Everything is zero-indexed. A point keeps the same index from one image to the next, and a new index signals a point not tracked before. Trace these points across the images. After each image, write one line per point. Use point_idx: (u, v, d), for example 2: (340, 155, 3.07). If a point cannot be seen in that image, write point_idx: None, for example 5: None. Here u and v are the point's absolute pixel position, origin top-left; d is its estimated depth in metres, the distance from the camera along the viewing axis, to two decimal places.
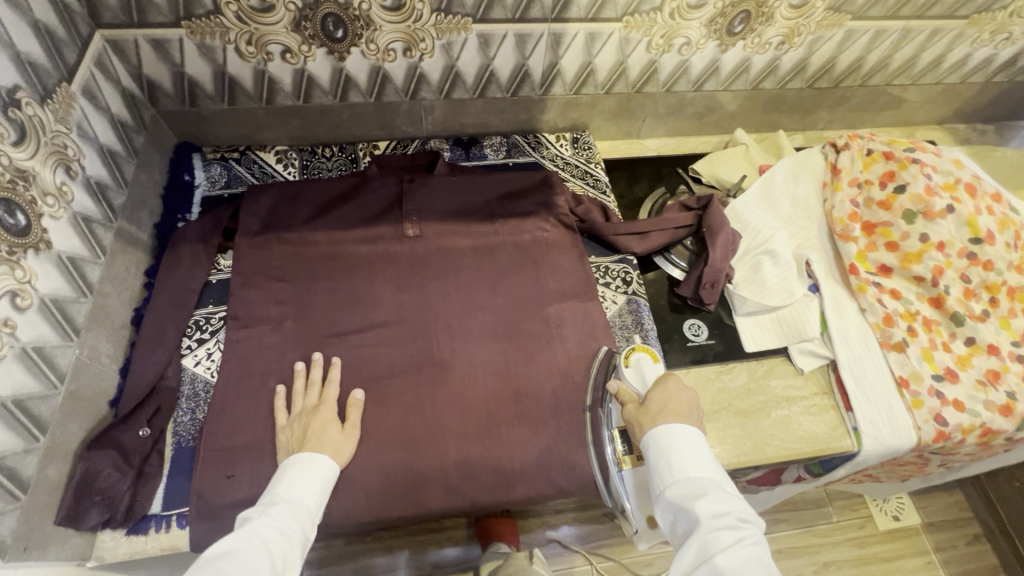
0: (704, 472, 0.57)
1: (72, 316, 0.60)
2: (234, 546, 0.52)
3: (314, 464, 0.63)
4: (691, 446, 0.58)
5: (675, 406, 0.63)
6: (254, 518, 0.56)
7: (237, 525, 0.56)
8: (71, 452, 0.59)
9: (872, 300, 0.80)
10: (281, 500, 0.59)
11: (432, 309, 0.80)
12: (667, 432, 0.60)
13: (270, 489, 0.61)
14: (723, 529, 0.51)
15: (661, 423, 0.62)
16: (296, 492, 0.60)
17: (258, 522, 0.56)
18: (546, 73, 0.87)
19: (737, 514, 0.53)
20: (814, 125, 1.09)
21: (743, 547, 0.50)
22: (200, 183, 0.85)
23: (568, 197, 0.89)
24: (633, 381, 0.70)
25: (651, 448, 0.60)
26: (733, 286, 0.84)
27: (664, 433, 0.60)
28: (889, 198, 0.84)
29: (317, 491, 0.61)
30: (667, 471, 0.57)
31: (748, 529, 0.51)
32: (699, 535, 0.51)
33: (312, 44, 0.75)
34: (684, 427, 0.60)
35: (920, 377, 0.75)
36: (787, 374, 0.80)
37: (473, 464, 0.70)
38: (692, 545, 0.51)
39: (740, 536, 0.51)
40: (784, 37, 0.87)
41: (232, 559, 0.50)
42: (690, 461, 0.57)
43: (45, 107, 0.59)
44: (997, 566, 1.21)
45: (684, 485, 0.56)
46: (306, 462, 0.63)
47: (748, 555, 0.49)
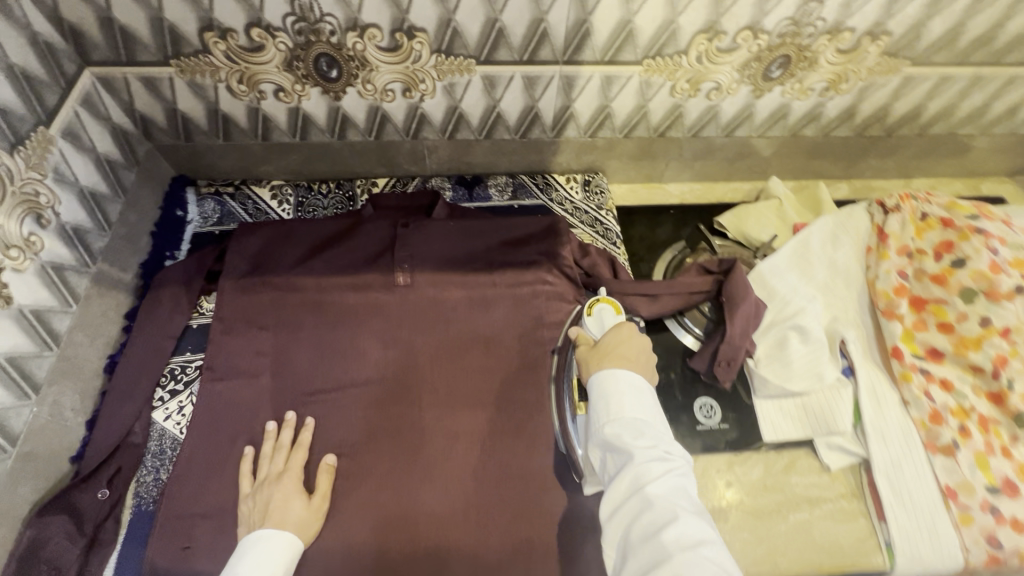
0: (639, 412, 0.55)
1: (31, 373, 0.58)
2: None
3: (270, 544, 0.57)
4: (629, 384, 0.57)
5: (624, 351, 0.62)
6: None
7: None
8: (19, 519, 0.57)
9: (917, 393, 0.70)
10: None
11: (419, 367, 0.73)
12: (608, 376, 0.58)
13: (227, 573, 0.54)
14: (653, 461, 0.51)
15: (605, 365, 0.60)
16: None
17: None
18: (558, 115, 0.80)
19: (667, 447, 0.53)
20: (862, 174, 0.98)
21: (672, 478, 0.50)
22: (193, 219, 0.83)
23: (573, 247, 0.81)
24: (592, 328, 0.70)
25: (593, 390, 0.59)
26: (753, 362, 0.74)
27: (606, 378, 0.58)
28: (944, 272, 0.74)
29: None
30: (604, 413, 0.56)
31: (675, 461, 0.52)
32: (632, 469, 0.51)
33: (305, 83, 0.71)
34: (627, 373, 0.59)
35: (973, 490, 0.64)
36: (810, 471, 0.71)
37: (445, 551, 0.63)
38: (625, 477, 0.51)
39: (669, 467, 0.51)
40: (829, 83, 0.77)
41: None
42: (627, 401, 0.56)
43: (15, 154, 0.56)
44: None
45: (619, 424, 0.54)
46: (262, 542, 0.57)
47: (675, 485, 0.50)
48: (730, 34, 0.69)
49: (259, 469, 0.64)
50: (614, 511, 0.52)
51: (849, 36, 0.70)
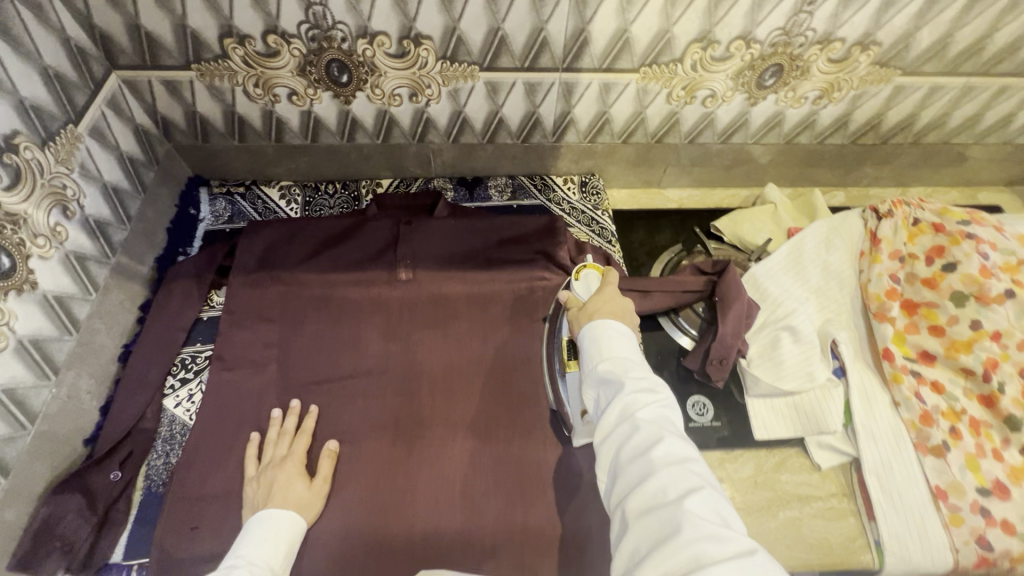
0: (630, 353, 0.57)
1: (52, 355, 0.61)
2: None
3: (275, 522, 0.59)
4: (619, 330, 0.59)
5: (610, 307, 0.64)
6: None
7: None
8: (35, 495, 0.59)
9: (908, 394, 0.71)
10: (243, 562, 0.55)
11: (419, 357, 0.76)
12: (600, 325, 0.60)
13: (231, 552, 0.56)
14: (643, 391, 0.52)
15: (596, 319, 0.62)
16: (259, 556, 0.56)
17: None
18: (559, 121, 0.83)
19: (656, 380, 0.54)
20: (857, 181, 0.99)
21: (662, 406, 0.51)
22: (205, 217, 0.87)
23: (571, 245, 0.83)
24: (580, 291, 0.74)
25: (586, 336, 0.60)
26: (746, 362, 0.75)
27: (599, 325, 0.60)
28: (935, 276, 0.75)
29: (280, 555, 0.57)
30: (597, 354, 0.58)
31: (663, 393, 0.53)
32: (621, 399, 0.52)
33: (317, 87, 0.75)
34: (617, 323, 0.61)
35: (963, 491, 0.65)
36: (800, 470, 0.72)
37: (441, 534, 0.65)
38: (615, 407, 0.52)
39: (658, 396, 0.52)
40: (822, 91, 0.79)
41: None
42: (618, 343, 0.58)
43: (46, 149, 0.60)
44: None
45: (610, 361, 0.56)
46: (267, 522, 0.59)
47: (663, 412, 0.51)
48: (723, 44, 0.71)
49: (266, 453, 0.66)
50: (604, 439, 0.52)
51: (840, 46, 0.72)
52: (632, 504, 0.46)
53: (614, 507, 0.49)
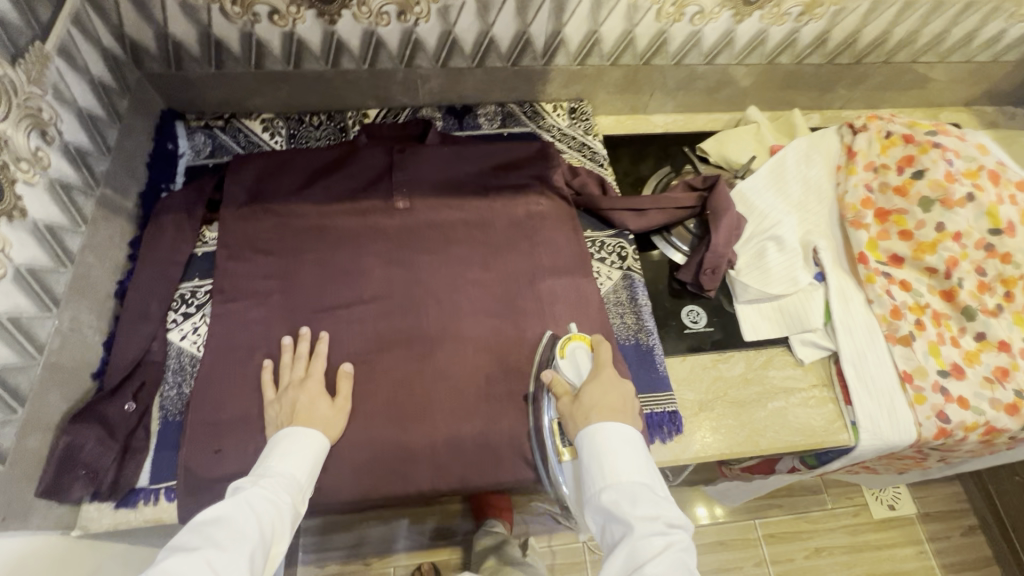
0: (636, 478, 0.56)
1: (51, 286, 0.59)
2: (226, 513, 0.52)
3: (303, 437, 0.61)
4: (624, 448, 0.58)
5: (611, 402, 0.62)
6: (246, 487, 0.55)
7: (231, 492, 0.56)
8: (53, 425, 0.58)
9: (880, 292, 0.77)
10: (272, 472, 0.57)
11: (422, 284, 0.77)
12: (600, 435, 0.58)
13: (263, 459, 0.59)
14: (652, 536, 0.51)
15: (594, 420, 0.60)
16: (285, 466, 0.58)
17: (249, 491, 0.54)
18: (549, 42, 0.82)
19: (666, 519, 0.53)
20: (831, 104, 1.03)
21: (672, 554, 0.50)
22: (184, 152, 0.83)
23: (564, 169, 0.86)
24: (568, 373, 0.68)
25: (586, 450, 0.59)
26: (735, 272, 0.80)
27: (600, 438, 0.58)
28: (905, 183, 0.80)
29: (307, 466, 0.59)
30: (601, 478, 0.57)
31: (674, 534, 0.52)
32: (629, 543, 0.51)
33: (301, 5, 0.72)
34: (618, 428, 0.59)
35: (926, 372, 0.72)
36: (786, 366, 0.78)
37: (462, 443, 0.68)
38: (623, 552, 0.51)
39: (668, 541, 0.51)
40: (804, 7, 0.82)
41: (224, 534, 0.50)
42: (624, 468, 0.56)
43: (17, 67, 0.56)
44: (976, 528, 1.32)
45: (616, 492, 0.55)
46: (294, 436, 0.61)
47: (674, 560, 0.50)
48: None
49: (283, 377, 0.67)
50: None
51: None
52: None
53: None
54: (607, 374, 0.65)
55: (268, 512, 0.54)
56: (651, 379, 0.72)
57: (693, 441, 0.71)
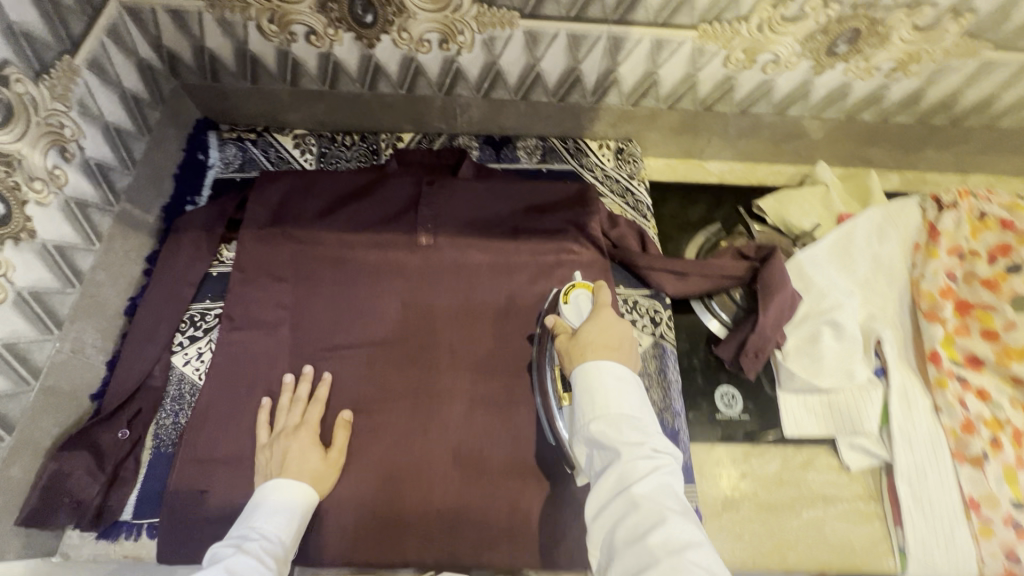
0: (627, 406, 0.50)
1: (54, 308, 0.58)
2: None
3: (291, 495, 0.57)
4: (616, 380, 0.52)
5: (607, 341, 0.56)
6: (228, 555, 0.50)
7: (208, 563, 0.50)
8: (42, 451, 0.57)
9: (951, 400, 0.67)
10: (254, 535, 0.53)
11: (437, 329, 0.72)
12: (593, 368, 0.52)
13: (244, 521, 0.55)
14: (640, 459, 0.46)
15: (589, 358, 0.54)
16: (270, 529, 0.54)
17: (232, 558, 0.49)
18: (601, 80, 0.75)
19: (655, 444, 0.48)
20: (915, 165, 0.91)
21: (661, 477, 0.46)
22: (214, 163, 0.80)
23: (603, 216, 0.78)
24: (570, 316, 0.65)
25: (577, 384, 0.53)
26: (781, 355, 0.71)
27: (591, 370, 0.52)
28: (998, 277, 0.70)
29: (293, 528, 0.56)
30: (589, 408, 0.51)
31: (663, 458, 0.47)
32: (616, 467, 0.47)
33: (339, 27, 0.68)
34: (615, 364, 0.53)
35: (997, 503, 0.62)
36: (827, 469, 0.69)
37: (458, 515, 0.63)
38: (610, 476, 0.47)
39: (656, 464, 0.46)
40: (898, 63, 0.71)
41: None
42: (615, 396, 0.50)
43: (40, 84, 0.54)
44: None
45: (604, 419, 0.50)
46: (281, 494, 0.57)
47: (662, 484, 0.45)
48: (797, 1, 0.63)
49: (277, 422, 0.64)
50: (598, 512, 0.47)
51: (929, 11, 0.64)
52: None
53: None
54: (607, 313, 0.60)
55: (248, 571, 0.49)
56: None
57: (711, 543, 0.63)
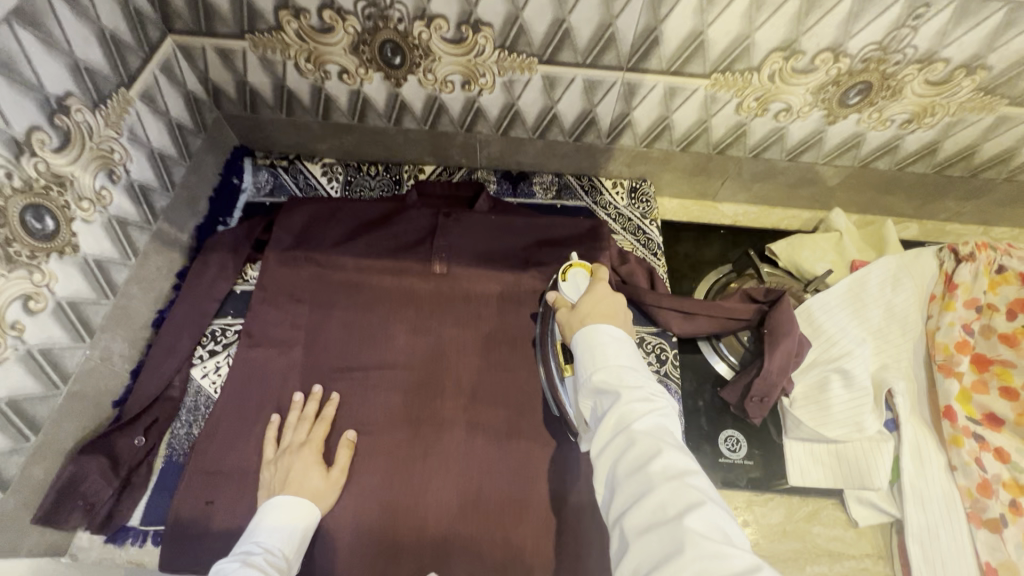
0: (625, 360, 0.53)
1: (88, 317, 0.62)
2: None
3: (293, 509, 0.59)
4: (613, 339, 0.55)
5: (604, 311, 0.60)
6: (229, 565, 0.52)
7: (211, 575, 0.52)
8: (63, 453, 0.60)
9: (968, 459, 0.65)
10: (258, 550, 0.54)
11: (445, 356, 0.74)
12: (593, 329, 0.56)
13: (245, 539, 0.56)
14: (638, 401, 0.48)
15: (588, 324, 0.58)
16: (273, 544, 0.56)
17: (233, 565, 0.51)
18: (615, 122, 0.78)
19: (653, 389, 0.50)
20: (933, 215, 0.91)
21: (659, 416, 0.48)
22: (247, 188, 0.87)
23: (613, 252, 0.80)
24: (569, 292, 0.67)
25: (579, 345, 0.56)
26: (788, 401, 0.70)
27: (592, 331, 0.56)
28: (1017, 333, 0.68)
29: (295, 542, 0.57)
30: (590, 363, 0.53)
31: (660, 402, 0.49)
32: (616, 410, 0.49)
33: (369, 67, 0.72)
34: (613, 328, 0.57)
35: (1017, 572, 0.59)
36: (833, 523, 0.67)
37: (453, 543, 0.64)
38: (610, 418, 0.48)
39: (654, 406, 0.48)
40: (912, 115, 0.72)
41: None
42: (613, 350, 0.54)
43: (97, 113, 0.60)
44: None
45: (605, 369, 0.52)
46: (284, 508, 0.59)
47: (660, 423, 0.47)
48: (808, 55, 0.65)
49: (284, 437, 0.66)
50: (600, 452, 0.49)
51: (942, 67, 0.64)
52: (632, 520, 0.43)
53: (613, 519, 0.46)
54: (602, 287, 0.64)
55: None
56: None
57: None
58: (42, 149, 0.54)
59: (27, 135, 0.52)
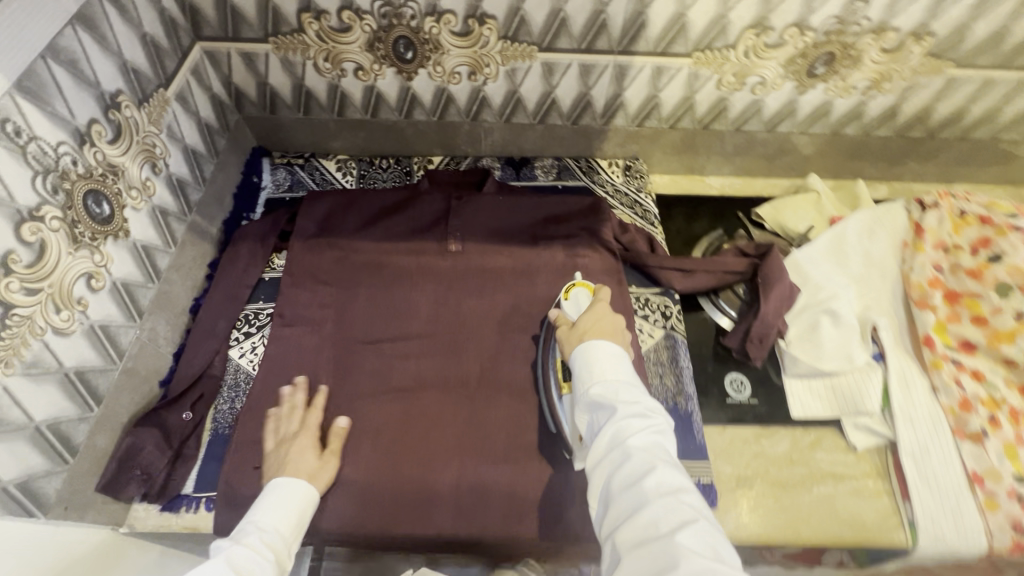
0: (622, 376, 0.58)
1: (137, 299, 0.66)
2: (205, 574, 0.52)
3: (289, 490, 0.62)
4: (611, 356, 0.60)
5: (601, 327, 0.66)
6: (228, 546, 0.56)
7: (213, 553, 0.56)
8: (120, 426, 0.64)
9: (947, 380, 0.72)
10: (252, 529, 0.58)
11: (466, 326, 0.79)
12: (590, 346, 0.61)
13: (246, 516, 0.60)
14: (634, 417, 0.53)
15: (585, 340, 0.64)
16: (269, 524, 0.59)
17: (231, 550, 0.55)
18: (609, 104, 0.85)
19: (648, 406, 0.55)
20: (901, 176, 0.99)
21: (653, 432, 0.53)
22: (266, 185, 0.91)
23: (614, 224, 0.87)
24: (569, 310, 0.73)
25: (578, 360, 0.62)
26: (784, 342, 0.77)
27: (590, 347, 0.61)
28: (981, 267, 0.76)
29: (291, 521, 0.60)
30: (589, 376, 0.59)
31: (655, 419, 0.54)
32: (613, 424, 0.54)
33: (383, 63, 0.79)
34: (609, 344, 0.62)
35: (1000, 477, 0.65)
36: (835, 449, 0.73)
37: (489, 490, 0.68)
38: (607, 431, 0.54)
39: (649, 423, 0.53)
40: (872, 81, 0.81)
41: None
42: (610, 366, 0.59)
43: (141, 109, 0.65)
44: None
45: (602, 383, 0.58)
46: (281, 488, 0.62)
47: (654, 439, 0.52)
48: (776, 31, 0.73)
49: (281, 426, 0.69)
50: (596, 465, 0.53)
51: (893, 35, 0.74)
52: (624, 533, 0.46)
53: (605, 534, 0.49)
54: (601, 305, 0.69)
55: (249, 567, 0.54)
56: (687, 446, 0.70)
57: (727, 518, 0.67)
58: (100, 140, 0.59)
59: (88, 126, 0.57)
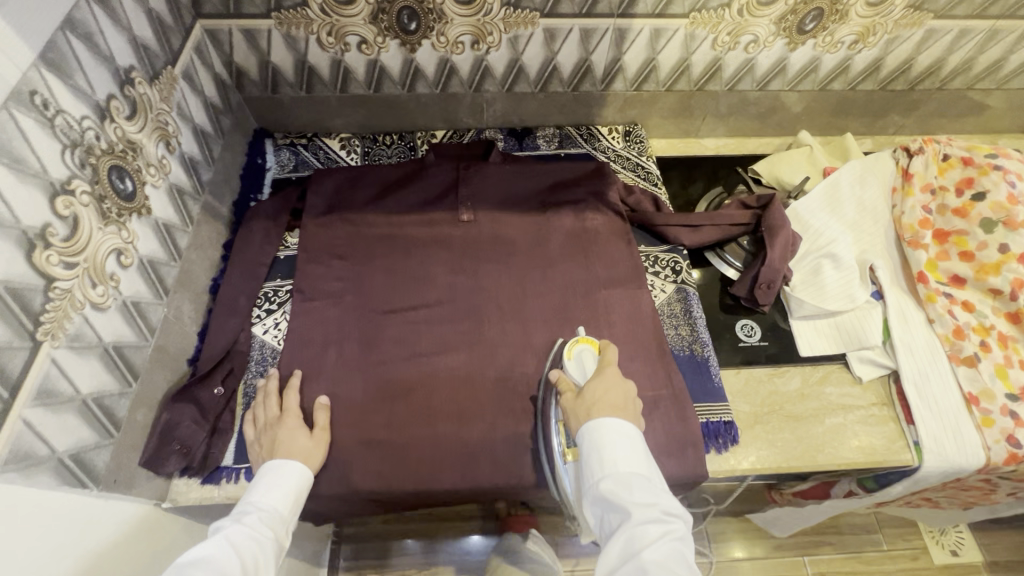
0: (634, 467, 0.56)
1: (163, 276, 0.67)
2: (208, 553, 0.52)
3: (285, 473, 0.62)
4: (622, 440, 0.57)
5: (612, 397, 0.61)
6: (228, 526, 0.57)
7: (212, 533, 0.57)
8: (156, 402, 0.64)
9: (941, 311, 0.76)
10: (252, 510, 0.59)
11: (485, 291, 0.81)
12: (600, 427, 0.58)
13: (244, 497, 0.61)
14: (649, 524, 0.51)
15: (594, 416, 0.60)
16: (267, 503, 0.59)
17: (231, 530, 0.56)
18: (609, 68, 0.88)
19: (664, 508, 0.53)
20: (883, 129, 1.04)
21: (669, 542, 0.50)
22: (271, 166, 0.91)
23: (619, 187, 0.89)
24: (574, 373, 0.69)
25: (585, 442, 0.59)
26: (789, 287, 0.82)
27: (599, 426, 0.58)
28: (965, 206, 0.80)
29: (289, 501, 0.61)
30: (598, 466, 0.56)
31: (671, 523, 0.52)
32: (627, 531, 0.51)
33: (386, 35, 0.80)
34: (619, 422, 0.59)
35: (993, 395, 0.70)
36: (843, 382, 0.78)
37: (523, 440, 0.71)
38: (620, 539, 0.51)
39: (665, 530, 0.51)
40: (858, 35, 0.85)
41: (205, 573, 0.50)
42: (621, 455, 0.56)
43: (152, 86, 0.65)
44: None
45: (614, 477, 0.55)
46: (279, 470, 0.62)
47: (671, 549, 0.50)
48: None
49: (258, 415, 0.69)
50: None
51: None
52: None
53: None
54: (610, 370, 0.64)
55: (250, 548, 0.55)
56: (706, 389, 0.74)
57: (748, 452, 0.71)
58: (117, 115, 0.59)
59: (107, 101, 0.57)
